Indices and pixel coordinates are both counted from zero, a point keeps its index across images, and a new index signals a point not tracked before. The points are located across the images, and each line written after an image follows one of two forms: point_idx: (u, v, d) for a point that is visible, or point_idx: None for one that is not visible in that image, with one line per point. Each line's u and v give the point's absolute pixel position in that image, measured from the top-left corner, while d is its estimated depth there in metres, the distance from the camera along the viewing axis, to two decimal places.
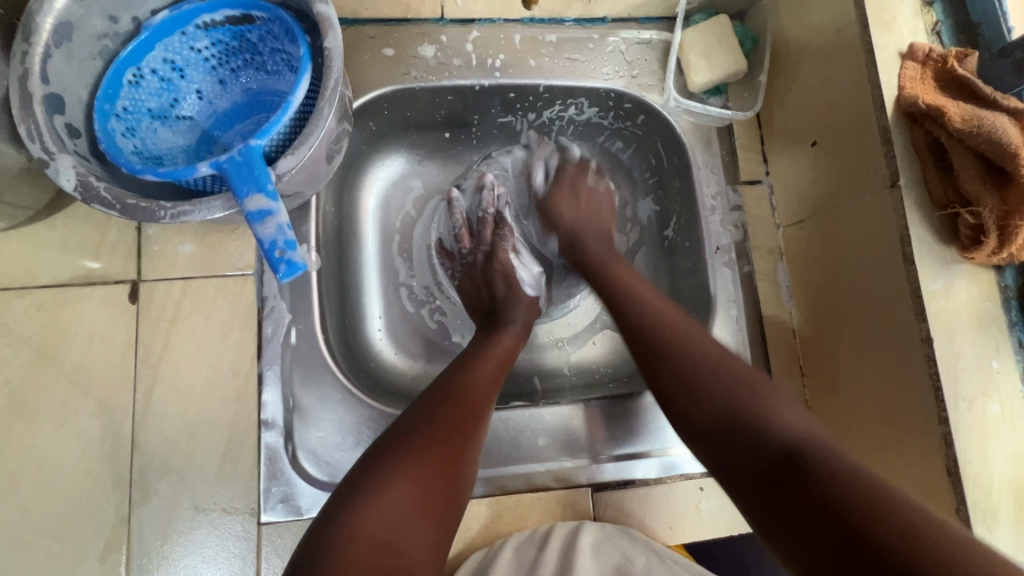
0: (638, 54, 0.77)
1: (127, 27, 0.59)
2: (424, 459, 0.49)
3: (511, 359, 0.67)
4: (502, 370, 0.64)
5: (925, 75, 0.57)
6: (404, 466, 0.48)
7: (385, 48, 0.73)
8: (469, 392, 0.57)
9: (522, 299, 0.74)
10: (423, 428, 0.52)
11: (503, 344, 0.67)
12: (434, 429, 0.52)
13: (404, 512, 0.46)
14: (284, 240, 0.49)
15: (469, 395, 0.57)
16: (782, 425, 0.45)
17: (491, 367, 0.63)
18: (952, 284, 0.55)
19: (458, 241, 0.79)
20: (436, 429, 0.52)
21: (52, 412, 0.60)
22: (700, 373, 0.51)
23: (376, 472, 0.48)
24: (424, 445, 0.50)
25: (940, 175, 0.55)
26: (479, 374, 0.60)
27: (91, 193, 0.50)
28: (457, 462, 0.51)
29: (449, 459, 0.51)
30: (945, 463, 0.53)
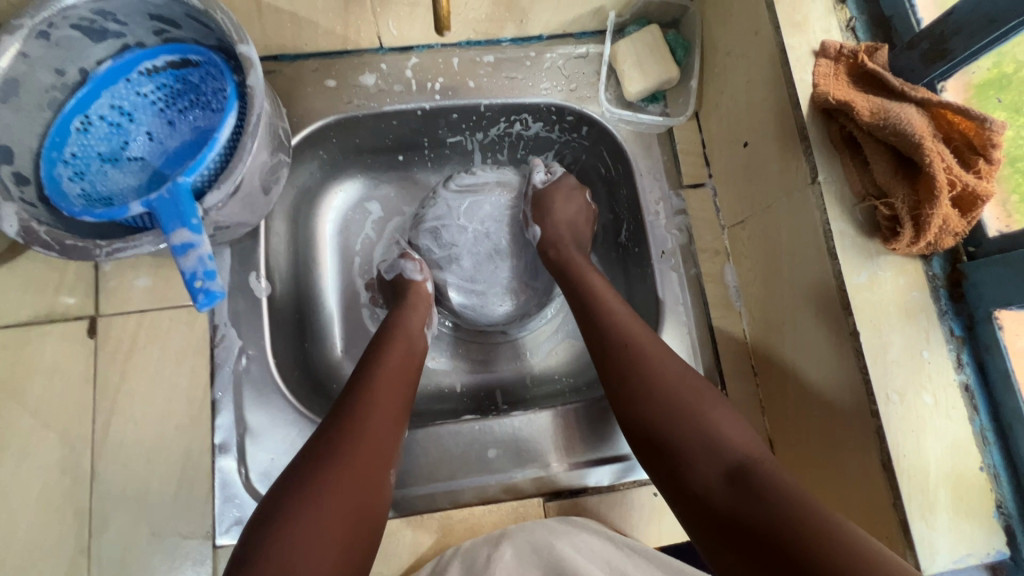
0: (575, 68, 0.79)
1: (75, 78, 0.63)
2: (339, 504, 0.47)
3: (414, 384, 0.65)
4: (406, 398, 0.62)
5: (838, 71, 0.57)
6: (301, 498, 0.47)
7: (327, 79, 0.75)
8: (375, 421, 0.56)
9: (417, 306, 0.73)
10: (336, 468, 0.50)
11: (397, 358, 0.64)
12: (345, 469, 0.50)
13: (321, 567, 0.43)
14: (204, 270, 0.50)
15: (377, 425, 0.55)
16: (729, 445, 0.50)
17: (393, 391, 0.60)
18: (877, 276, 0.54)
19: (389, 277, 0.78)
20: (354, 471, 0.50)
21: (13, 447, 0.62)
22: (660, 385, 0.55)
23: (283, 520, 0.45)
24: (329, 473, 0.49)
25: (857, 169, 0.55)
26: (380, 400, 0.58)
27: (32, 237, 0.52)
28: (370, 501, 0.50)
29: (360, 499, 0.49)
30: (880, 458, 0.52)
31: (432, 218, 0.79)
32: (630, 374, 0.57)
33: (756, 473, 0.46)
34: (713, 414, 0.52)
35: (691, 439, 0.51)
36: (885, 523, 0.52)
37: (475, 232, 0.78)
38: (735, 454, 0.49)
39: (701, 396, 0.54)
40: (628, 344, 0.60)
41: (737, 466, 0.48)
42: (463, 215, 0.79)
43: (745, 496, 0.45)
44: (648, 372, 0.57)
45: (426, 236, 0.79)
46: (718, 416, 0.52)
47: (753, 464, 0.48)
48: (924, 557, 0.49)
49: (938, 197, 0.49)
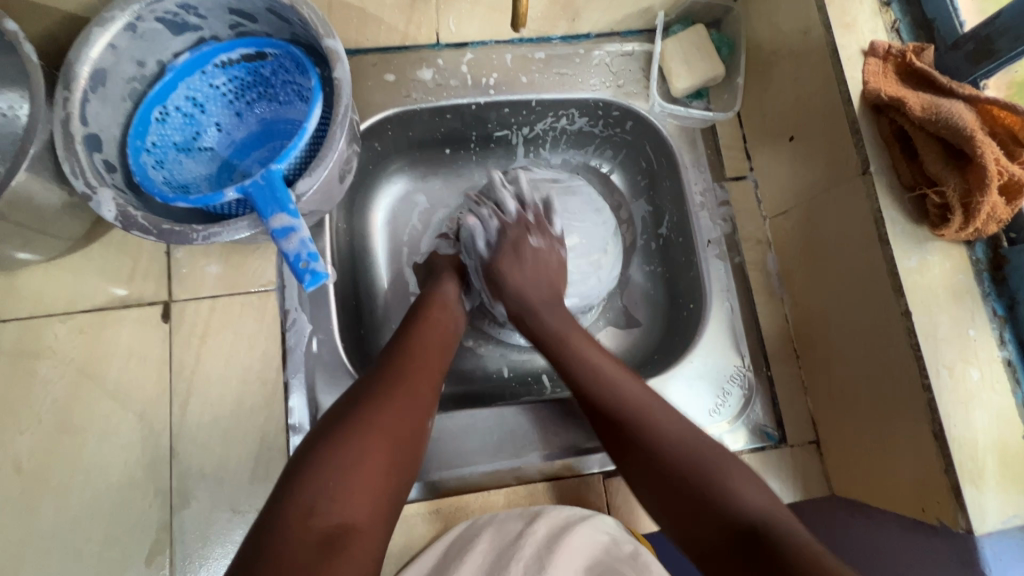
0: (622, 65, 0.82)
1: (153, 70, 0.65)
2: (374, 443, 0.53)
3: (449, 352, 0.70)
4: (441, 363, 0.67)
5: (887, 69, 0.61)
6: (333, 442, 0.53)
7: (386, 73, 0.78)
8: (408, 377, 0.61)
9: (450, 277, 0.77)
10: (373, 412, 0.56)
11: (433, 329, 0.70)
12: (378, 409, 0.56)
13: (354, 492, 0.50)
14: (308, 252, 0.53)
15: (410, 382, 0.61)
16: (744, 502, 0.51)
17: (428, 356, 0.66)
18: (926, 260, 0.58)
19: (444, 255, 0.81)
20: (390, 417, 0.56)
21: (96, 428, 0.64)
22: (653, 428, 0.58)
23: (323, 450, 0.52)
24: (360, 420, 0.55)
25: (906, 160, 0.59)
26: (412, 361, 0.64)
27: (130, 221, 0.55)
28: (403, 446, 0.56)
29: (394, 441, 0.55)
30: (931, 428, 0.56)
31: (495, 205, 0.80)
32: (632, 430, 0.58)
33: (773, 534, 0.47)
34: (730, 475, 0.53)
35: (709, 505, 0.51)
36: (937, 489, 0.56)
37: (538, 225, 0.79)
38: (751, 516, 0.50)
39: (716, 453, 0.56)
40: (626, 408, 0.60)
41: (751, 530, 0.48)
42: (527, 208, 0.80)
43: (752, 545, 0.47)
44: (648, 430, 0.58)
45: (489, 220, 0.78)
46: (735, 477, 0.53)
47: (770, 523, 0.49)
48: (974, 518, 0.53)
49: (988, 186, 0.53)
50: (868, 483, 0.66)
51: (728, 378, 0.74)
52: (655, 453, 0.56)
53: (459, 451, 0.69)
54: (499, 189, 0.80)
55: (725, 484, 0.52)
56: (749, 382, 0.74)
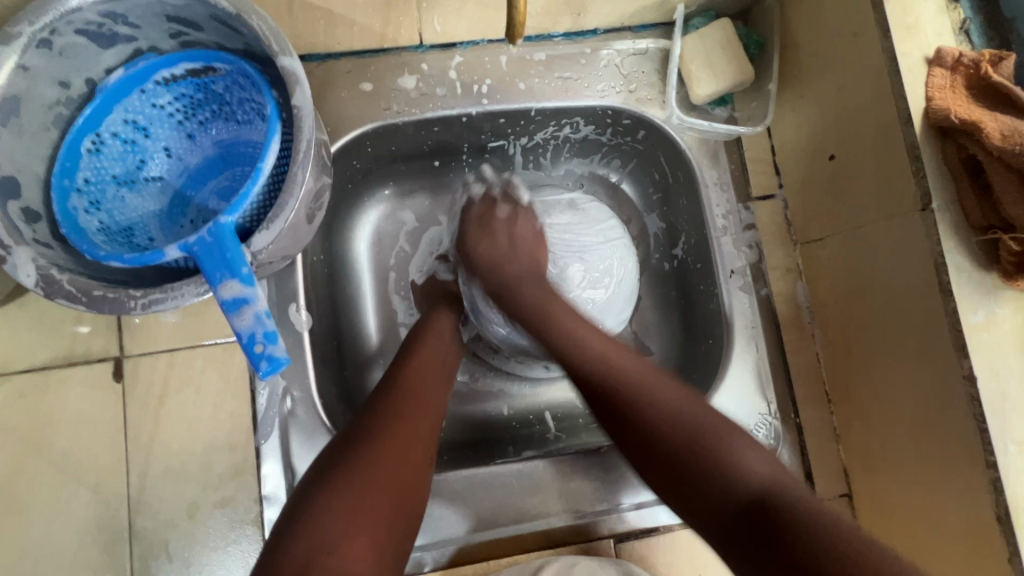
0: (635, 66, 0.71)
1: (81, 90, 0.55)
2: (381, 485, 0.49)
3: (451, 378, 0.65)
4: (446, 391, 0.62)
5: (956, 83, 0.51)
6: (332, 487, 0.48)
7: (362, 82, 0.67)
8: (414, 408, 0.56)
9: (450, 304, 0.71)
10: (381, 448, 0.51)
11: (430, 356, 0.64)
12: (381, 450, 0.51)
13: (359, 541, 0.45)
14: (264, 331, 0.44)
15: (415, 412, 0.56)
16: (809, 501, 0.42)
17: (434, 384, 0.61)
18: (996, 315, 0.50)
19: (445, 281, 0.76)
20: (398, 456, 0.51)
21: (44, 506, 0.57)
22: (664, 417, 0.49)
23: (325, 492, 0.47)
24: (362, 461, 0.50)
25: (977, 196, 0.50)
26: (415, 386, 0.59)
27: (53, 287, 0.46)
28: (405, 488, 0.50)
29: (399, 484, 0.50)
30: (994, 511, 0.49)
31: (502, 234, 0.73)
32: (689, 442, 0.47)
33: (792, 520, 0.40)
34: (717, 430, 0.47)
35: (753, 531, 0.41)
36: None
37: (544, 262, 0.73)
38: (750, 488, 0.44)
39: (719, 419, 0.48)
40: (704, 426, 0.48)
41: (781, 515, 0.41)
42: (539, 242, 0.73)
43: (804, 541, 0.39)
44: (657, 407, 0.49)
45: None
46: (739, 443, 0.46)
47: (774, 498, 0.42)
48: None
49: None
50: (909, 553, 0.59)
51: (752, 428, 0.67)
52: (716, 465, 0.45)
53: (453, 519, 0.62)
54: (508, 215, 0.74)
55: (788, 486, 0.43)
56: (777, 431, 0.67)
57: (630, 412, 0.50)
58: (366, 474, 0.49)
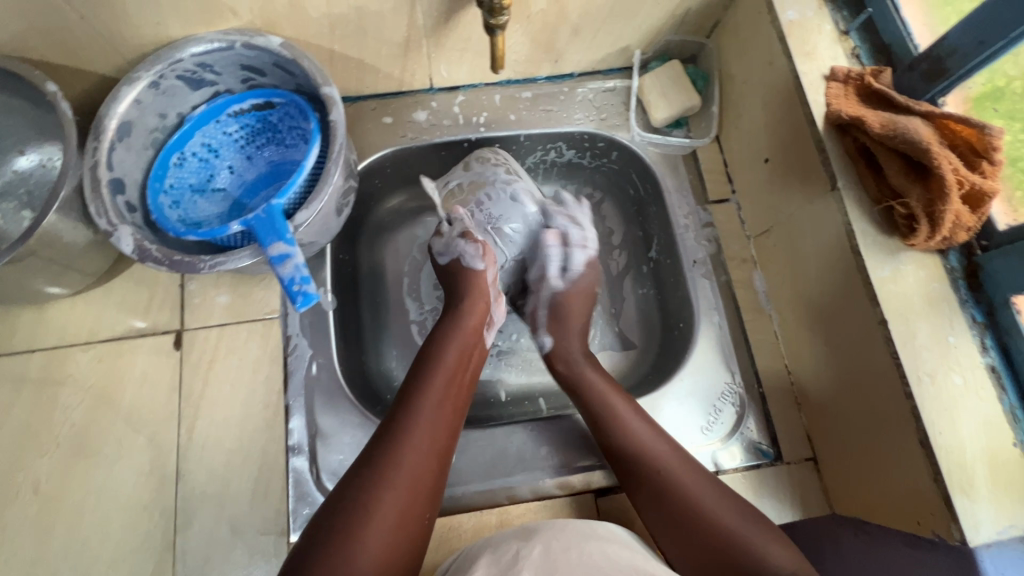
0: (605, 100, 0.87)
1: (173, 121, 0.73)
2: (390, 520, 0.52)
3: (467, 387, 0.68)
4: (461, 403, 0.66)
5: (848, 92, 0.65)
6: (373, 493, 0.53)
7: (384, 117, 0.85)
8: (433, 431, 0.60)
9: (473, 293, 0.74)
10: (390, 483, 0.54)
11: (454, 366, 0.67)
12: (409, 459, 0.56)
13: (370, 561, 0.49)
14: (300, 276, 0.58)
15: (429, 437, 0.59)
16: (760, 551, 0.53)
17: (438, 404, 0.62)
18: (900, 270, 0.60)
19: (444, 266, 0.78)
20: (402, 488, 0.54)
21: (110, 450, 0.68)
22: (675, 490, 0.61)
23: (356, 518, 0.51)
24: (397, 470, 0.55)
25: (872, 175, 0.61)
26: (421, 416, 0.60)
27: (146, 253, 0.60)
28: (427, 495, 0.56)
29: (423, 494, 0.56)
30: (917, 436, 0.56)
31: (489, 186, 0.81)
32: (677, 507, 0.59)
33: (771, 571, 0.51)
34: (737, 525, 0.56)
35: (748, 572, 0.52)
36: (928, 499, 0.55)
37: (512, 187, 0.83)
38: (786, 574, 0.51)
39: (733, 521, 0.56)
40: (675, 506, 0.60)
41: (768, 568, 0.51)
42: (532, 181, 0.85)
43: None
44: (672, 480, 0.61)
45: (503, 198, 0.80)
46: (758, 542, 0.54)
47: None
48: (968, 529, 0.52)
49: (948, 195, 0.55)
50: (867, 500, 0.64)
51: (718, 396, 0.75)
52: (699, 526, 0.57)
53: (450, 471, 0.70)
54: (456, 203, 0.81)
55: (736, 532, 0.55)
56: (741, 399, 0.75)
57: (669, 544, 0.59)
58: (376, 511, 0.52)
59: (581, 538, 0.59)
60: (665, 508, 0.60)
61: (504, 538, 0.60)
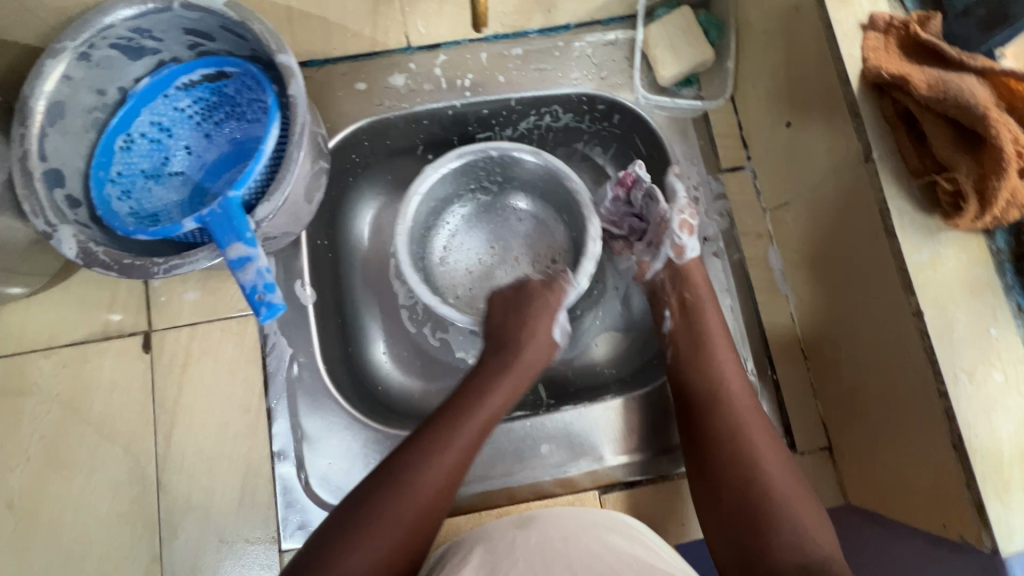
0: (605, 55, 0.77)
1: (115, 97, 0.64)
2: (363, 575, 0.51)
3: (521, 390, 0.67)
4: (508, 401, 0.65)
5: (890, 44, 0.55)
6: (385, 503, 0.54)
7: (357, 82, 0.75)
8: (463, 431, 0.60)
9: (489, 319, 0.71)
10: (371, 537, 0.52)
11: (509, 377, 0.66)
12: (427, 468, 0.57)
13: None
14: (264, 283, 0.51)
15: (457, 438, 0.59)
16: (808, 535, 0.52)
17: (451, 457, 0.58)
18: (939, 254, 0.53)
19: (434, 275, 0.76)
20: (394, 531, 0.53)
21: (84, 463, 0.64)
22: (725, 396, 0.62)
23: (361, 522, 0.53)
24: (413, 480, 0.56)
25: (913, 144, 0.53)
26: (433, 472, 0.57)
27: (91, 257, 0.54)
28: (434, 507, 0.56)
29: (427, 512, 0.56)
30: (950, 439, 0.51)
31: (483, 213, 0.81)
32: (733, 454, 0.58)
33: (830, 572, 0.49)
34: (799, 508, 0.54)
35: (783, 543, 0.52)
36: (956, 505, 0.51)
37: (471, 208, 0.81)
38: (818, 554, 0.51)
39: (804, 495, 0.56)
40: (722, 412, 0.61)
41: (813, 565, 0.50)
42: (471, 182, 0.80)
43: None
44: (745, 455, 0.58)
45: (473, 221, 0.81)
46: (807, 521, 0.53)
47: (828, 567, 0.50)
48: (1000, 538, 0.48)
49: (1005, 169, 0.48)
50: (884, 494, 0.61)
51: None
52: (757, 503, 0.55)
53: None
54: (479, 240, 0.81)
55: (792, 517, 0.53)
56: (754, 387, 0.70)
57: (713, 475, 0.58)
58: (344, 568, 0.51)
59: (583, 529, 0.56)
60: (711, 431, 0.61)
61: (497, 528, 0.57)
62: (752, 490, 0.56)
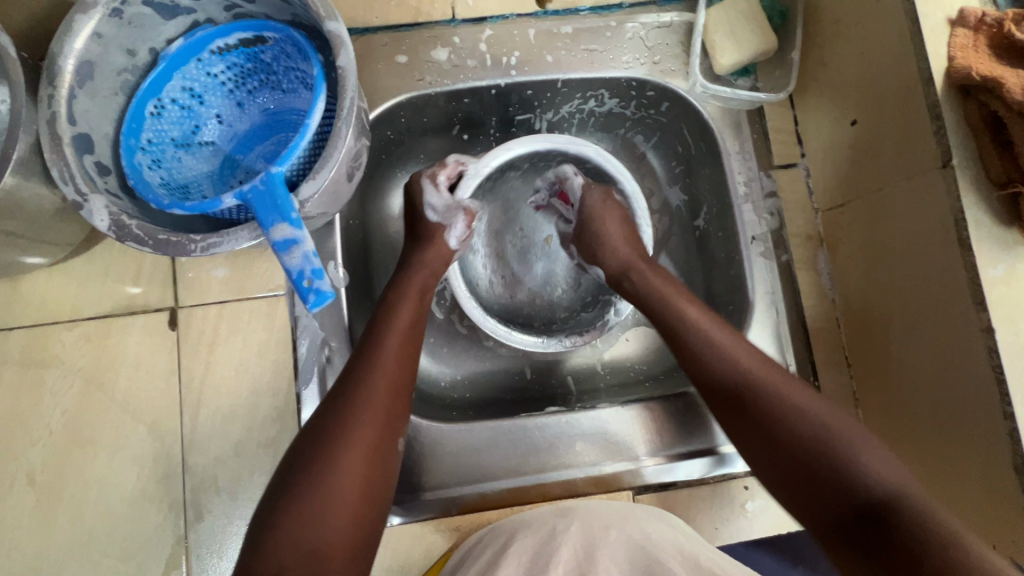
0: (659, 39, 0.74)
1: (145, 59, 0.60)
2: (351, 496, 0.48)
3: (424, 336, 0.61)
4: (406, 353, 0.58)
5: (979, 42, 0.52)
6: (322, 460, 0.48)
7: (398, 55, 0.72)
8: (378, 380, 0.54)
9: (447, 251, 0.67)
10: (341, 457, 0.49)
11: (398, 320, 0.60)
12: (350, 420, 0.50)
13: (328, 540, 0.46)
14: (311, 268, 0.48)
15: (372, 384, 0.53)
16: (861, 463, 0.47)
17: (391, 363, 0.56)
18: (1015, 270, 0.50)
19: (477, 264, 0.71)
20: (347, 485, 0.48)
21: (108, 439, 0.62)
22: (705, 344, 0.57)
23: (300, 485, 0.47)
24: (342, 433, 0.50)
25: (998, 152, 0.50)
26: (360, 415, 0.51)
27: (124, 231, 0.51)
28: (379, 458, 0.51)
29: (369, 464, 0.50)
30: (1012, 461, 0.50)
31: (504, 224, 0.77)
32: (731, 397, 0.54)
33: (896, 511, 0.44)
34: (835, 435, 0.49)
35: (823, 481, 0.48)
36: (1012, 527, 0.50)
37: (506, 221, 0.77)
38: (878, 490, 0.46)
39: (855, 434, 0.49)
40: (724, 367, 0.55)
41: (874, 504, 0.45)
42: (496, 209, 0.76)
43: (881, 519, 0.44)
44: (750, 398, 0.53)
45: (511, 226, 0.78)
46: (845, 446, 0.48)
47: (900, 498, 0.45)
48: None
49: None
50: None
51: None
52: (779, 435, 0.51)
53: (476, 467, 0.65)
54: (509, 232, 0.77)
55: (845, 444, 0.48)
56: None
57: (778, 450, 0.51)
58: (332, 493, 0.47)
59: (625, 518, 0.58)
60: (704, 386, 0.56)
61: (541, 516, 0.59)
62: (765, 427, 0.51)
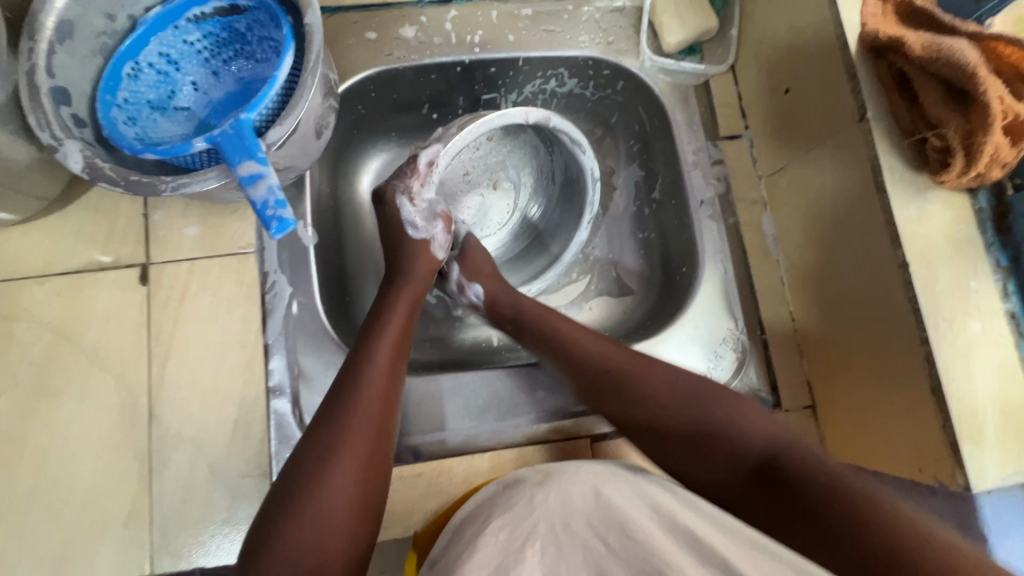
0: (612, 22, 0.79)
1: (124, 25, 0.63)
2: (342, 509, 0.47)
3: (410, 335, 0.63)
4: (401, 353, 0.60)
5: (886, 11, 0.58)
6: (325, 461, 0.49)
7: (368, 32, 0.76)
8: (374, 380, 0.55)
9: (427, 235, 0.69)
10: (337, 471, 0.48)
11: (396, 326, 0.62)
12: (349, 425, 0.51)
13: (328, 548, 0.46)
14: (276, 199, 0.53)
15: (369, 384, 0.55)
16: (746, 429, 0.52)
17: (382, 373, 0.56)
18: (925, 210, 0.56)
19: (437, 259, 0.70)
20: (348, 482, 0.49)
21: (73, 391, 0.63)
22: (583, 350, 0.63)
23: (305, 482, 0.48)
24: (340, 434, 0.51)
25: (905, 104, 0.56)
26: (359, 416, 0.52)
27: (97, 172, 0.53)
28: (378, 461, 0.52)
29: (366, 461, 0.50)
30: (929, 383, 0.54)
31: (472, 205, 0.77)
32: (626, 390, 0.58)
33: (782, 454, 0.49)
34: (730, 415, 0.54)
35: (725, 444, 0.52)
36: (932, 448, 0.54)
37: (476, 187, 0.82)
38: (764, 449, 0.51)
39: (735, 400, 0.55)
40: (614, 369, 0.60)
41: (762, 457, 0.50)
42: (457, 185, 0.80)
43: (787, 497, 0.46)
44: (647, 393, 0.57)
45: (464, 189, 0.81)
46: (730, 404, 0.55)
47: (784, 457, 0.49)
48: (973, 476, 0.52)
49: (992, 125, 0.50)
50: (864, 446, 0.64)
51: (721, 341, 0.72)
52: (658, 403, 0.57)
53: (438, 415, 0.67)
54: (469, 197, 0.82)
55: (736, 411, 0.54)
56: (743, 346, 0.72)
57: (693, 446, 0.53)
58: (330, 503, 0.47)
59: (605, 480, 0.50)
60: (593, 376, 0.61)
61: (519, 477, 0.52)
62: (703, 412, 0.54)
